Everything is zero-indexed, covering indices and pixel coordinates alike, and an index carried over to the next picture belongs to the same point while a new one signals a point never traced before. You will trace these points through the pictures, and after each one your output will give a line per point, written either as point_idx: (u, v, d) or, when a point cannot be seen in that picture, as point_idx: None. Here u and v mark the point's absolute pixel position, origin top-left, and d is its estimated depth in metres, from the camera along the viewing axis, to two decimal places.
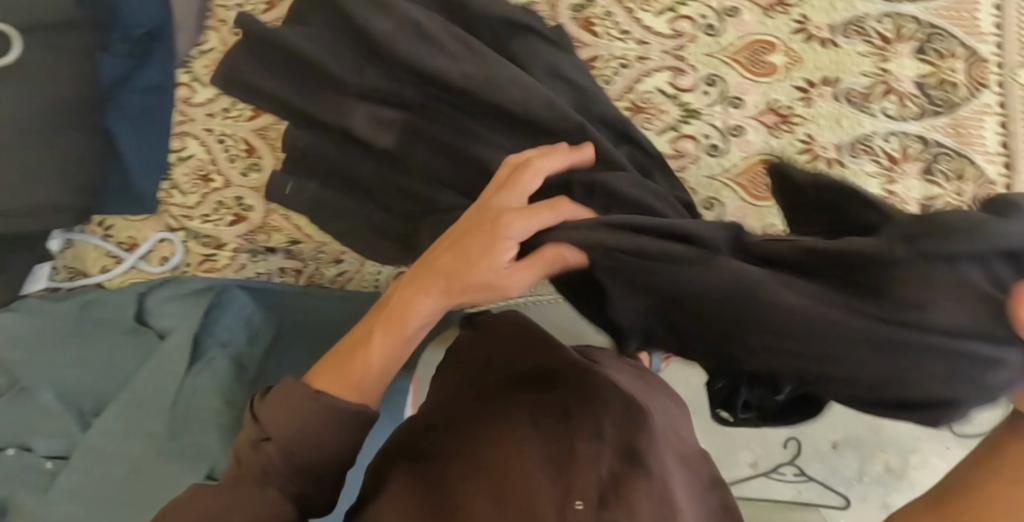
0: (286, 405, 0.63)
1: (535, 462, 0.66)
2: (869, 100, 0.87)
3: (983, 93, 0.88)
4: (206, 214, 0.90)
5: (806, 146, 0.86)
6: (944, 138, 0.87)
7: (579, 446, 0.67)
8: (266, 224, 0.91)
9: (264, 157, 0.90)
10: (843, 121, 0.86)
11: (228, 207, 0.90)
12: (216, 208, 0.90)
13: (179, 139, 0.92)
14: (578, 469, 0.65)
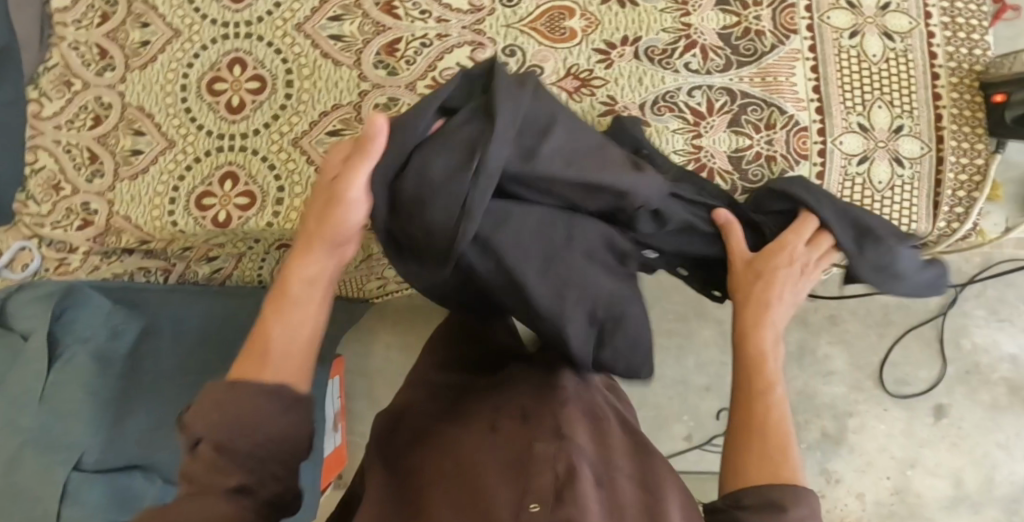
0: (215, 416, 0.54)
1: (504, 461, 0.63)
2: (671, 56, 0.86)
3: (789, 39, 0.86)
4: (58, 221, 0.96)
5: (609, 107, 0.86)
6: (750, 88, 0.86)
7: (536, 448, 0.64)
8: (111, 226, 0.95)
9: (105, 162, 0.95)
10: (645, 79, 0.86)
11: (76, 213, 0.96)
12: (65, 216, 0.96)
13: (32, 153, 0.97)
14: (531, 475, 0.61)
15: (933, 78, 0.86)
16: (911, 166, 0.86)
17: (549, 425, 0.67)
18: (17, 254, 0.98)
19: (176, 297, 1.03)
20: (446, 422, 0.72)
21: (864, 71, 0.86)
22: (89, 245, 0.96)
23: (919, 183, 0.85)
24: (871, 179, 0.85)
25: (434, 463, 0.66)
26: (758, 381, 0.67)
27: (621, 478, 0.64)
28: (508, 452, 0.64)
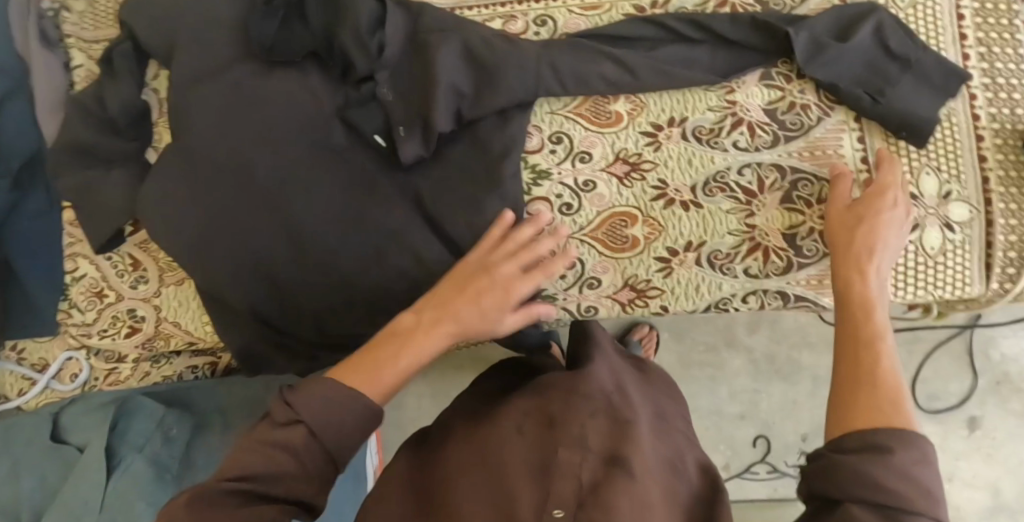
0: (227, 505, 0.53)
1: (529, 451, 0.66)
2: (720, 136, 0.86)
3: (835, 109, 0.87)
4: (105, 329, 0.94)
5: (660, 191, 0.86)
6: (800, 163, 0.86)
7: (559, 455, 0.64)
8: (161, 331, 0.94)
9: (149, 268, 0.94)
10: (693, 160, 0.86)
11: (123, 320, 0.94)
12: (112, 325, 0.94)
13: (71, 261, 0.95)
14: (553, 481, 0.61)
15: (978, 140, 0.87)
16: (961, 231, 0.86)
17: (572, 435, 0.66)
18: (63, 364, 0.96)
19: (221, 389, 1.00)
20: (467, 421, 0.76)
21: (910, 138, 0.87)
22: (138, 351, 0.95)
23: (969, 246, 0.86)
24: (923, 245, 0.86)
25: (459, 458, 0.69)
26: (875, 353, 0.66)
27: (655, 480, 0.64)
28: (533, 454, 0.65)
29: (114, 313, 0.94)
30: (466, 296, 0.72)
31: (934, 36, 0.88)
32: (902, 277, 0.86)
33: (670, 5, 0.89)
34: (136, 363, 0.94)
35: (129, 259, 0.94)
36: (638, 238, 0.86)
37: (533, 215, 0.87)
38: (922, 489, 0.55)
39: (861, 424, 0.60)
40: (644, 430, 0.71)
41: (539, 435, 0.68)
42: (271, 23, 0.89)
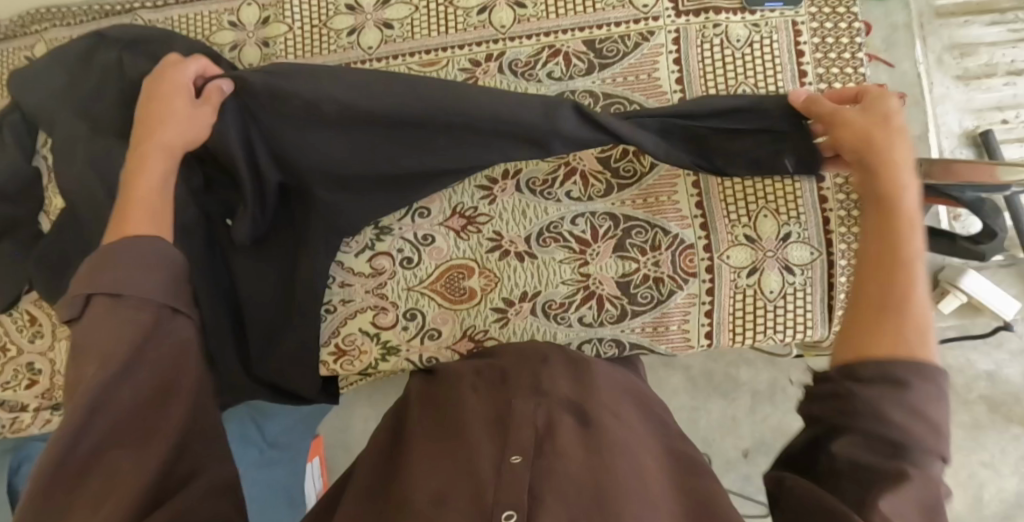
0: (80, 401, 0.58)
1: (482, 411, 0.70)
2: (553, 186, 0.87)
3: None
4: (8, 381, 1.02)
5: (495, 243, 0.88)
6: (633, 211, 0.86)
7: (516, 407, 0.68)
8: (55, 383, 1.01)
9: (43, 325, 1.01)
10: (528, 211, 0.87)
11: (22, 373, 1.02)
12: (12, 377, 1.01)
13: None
14: (512, 431, 0.64)
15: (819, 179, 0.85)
16: (802, 273, 0.85)
17: (527, 388, 0.72)
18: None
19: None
20: (427, 396, 0.78)
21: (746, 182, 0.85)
22: (36, 401, 1.02)
23: (810, 289, 0.85)
24: (762, 290, 0.85)
25: (426, 430, 0.71)
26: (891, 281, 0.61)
27: (609, 429, 0.68)
28: (492, 411, 0.69)
29: (14, 366, 1.01)
30: (184, 119, 0.79)
31: (772, 73, 0.86)
32: (740, 323, 0.85)
33: (505, 57, 0.90)
34: (35, 412, 1.02)
35: (25, 316, 1.01)
36: (476, 289, 0.88)
37: (376, 269, 0.90)
38: (933, 429, 0.53)
39: (876, 350, 0.57)
40: (605, 388, 0.75)
41: (498, 396, 0.72)
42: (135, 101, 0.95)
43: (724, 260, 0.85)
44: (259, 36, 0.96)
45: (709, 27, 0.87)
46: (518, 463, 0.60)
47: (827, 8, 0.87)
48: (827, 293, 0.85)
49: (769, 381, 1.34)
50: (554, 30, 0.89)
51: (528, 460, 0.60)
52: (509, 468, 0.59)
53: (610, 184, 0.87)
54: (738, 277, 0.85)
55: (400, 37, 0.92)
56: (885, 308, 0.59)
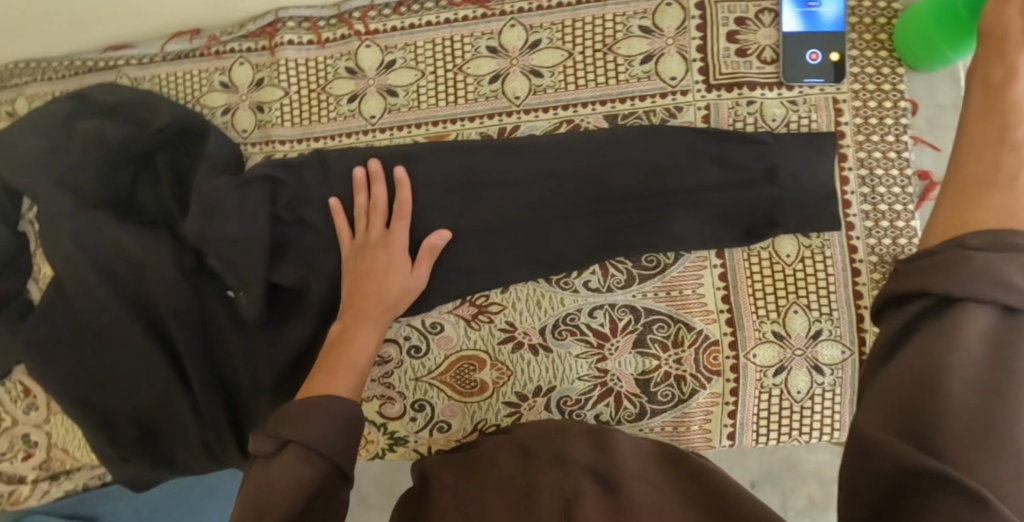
0: (298, 421, 0.67)
1: (502, 481, 0.68)
2: (570, 275, 0.82)
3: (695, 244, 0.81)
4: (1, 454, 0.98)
5: (507, 333, 0.83)
6: (656, 304, 0.81)
7: (540, 480, 0.66)
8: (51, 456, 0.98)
9: (37, 397, 0.98)
10: (542, 301, 0.82)
11: (17, 446, 0.98)
12: (7, 449, 0.98)
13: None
14: (538, 502, 0.62)
15: (854, 274, 0.80)
16: (832, 373, 0.80)
17: (550, 459, 0.70)
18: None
19: (101, 499, 1.04)
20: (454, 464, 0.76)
21: (776, 275, 0.80)
22: (34, 473, 0.99)
23: (840, 388, 0.80)
24: (789, 390, 0.81)
25: (450, 495, 0.69)
26: (969, 266, 0.49)
27: (642, 487, 0.65)
28: (515, 483, 0.67)
29: (8, 439, 0.98)
30: (389, 253, 0.80)
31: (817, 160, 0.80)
32: (764, 425, 0.81)
33: (519, 132, 0.83)
34: (32, 484, 0.99)
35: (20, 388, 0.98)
36: (487, 382, 0.83)
37: (382, 356, 0.85)
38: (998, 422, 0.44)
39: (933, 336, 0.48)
40: (627, 448, 0.73)
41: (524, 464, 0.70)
42: (123, 175, 0.90)
43: (750, 359, 0.80)
44: (253, 99, 0.89)
45: (742, 104, 0.81)
46: None
47: (871, 84, 0.80)
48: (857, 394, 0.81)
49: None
50: (573, 103, 0.83)
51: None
52: None
53: (630, 272, 0.81)
54: (765, 377, 0.81)
55: (406, 106, 0.85)
56: (969, 319, 0.48)
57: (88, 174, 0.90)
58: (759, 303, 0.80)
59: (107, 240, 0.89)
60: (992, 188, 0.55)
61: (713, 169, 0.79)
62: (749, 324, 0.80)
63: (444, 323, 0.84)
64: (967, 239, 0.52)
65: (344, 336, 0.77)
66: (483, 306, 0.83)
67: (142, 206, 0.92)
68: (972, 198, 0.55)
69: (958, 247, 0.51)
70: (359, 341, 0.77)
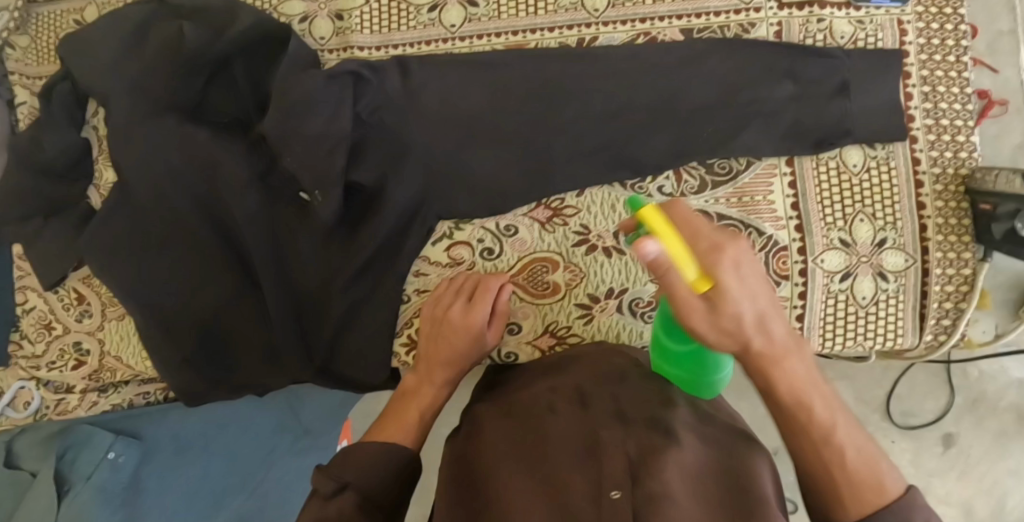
0: (362, 463, 0.70)
1: (562, 429, 0.65)
2: (644, 181, 0.84)
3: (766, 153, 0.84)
4: (53, 362, 0.98)
5: (581, 237, 0.85)
6: (728, 210, 0.84)
7: (602, 432, 0.63)
8: (105, 366, 0.97)
9: (92, 303, 0.97)
10: (616, 206, 0.84)
11: (69, 353, 0.98)
12: (59, 357, 0.98)
13: (21, 294, 0.98)
14: (606, 458, 0.59)
15: (917, 186, 0.83)
16: (895, 280, 0.83)
17: (608, 411, 0.66)
18: (17, 393, 1.00)
19: (174, 415, 1.04)
20: (498, 410, 0.72)
21: (844, 185, 0.83)
22: (84, 383, 0.99)
23: (903, 296, 0.83)
24: (855, 296, 0.83)
25: (501, 443, 0.66)
26: (792, 385, 0.62)
27: (699, 446, 0.63)
28: (575, 431, 0.64)
29: (62, 345, 0.97)
30: (467, 330, 0.80)
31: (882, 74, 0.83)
32: (831, 329, 0.84)
33: (598, 43, 0.87)
34: (82, 393, 1.00)
35: (77, 292, 0.97)
36: (560, 284, 0.85)
37: (454, 259, 0.86)
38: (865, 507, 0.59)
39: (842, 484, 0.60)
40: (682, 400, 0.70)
41: (580, 412, 0.67)
42: (196, 79, 0.90)
43: (818, 265, 0.83)
44: (332, 7, 0.91)
45: (812, 22, 0.85)
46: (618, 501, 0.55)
47: (934, 8, 0.85)
48: (920, 301, 0.84)
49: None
50: (650, 16, 0.86)
51: (629, 494, 0.56)
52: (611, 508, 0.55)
53: (703, 179, 0.84)
54: (831, 283, 0.83)
55: (486, 16, 0.88)
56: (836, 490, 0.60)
57: (161, 76, 0.90)
58: (826, 210, 0.83)
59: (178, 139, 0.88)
60: (749, 314, 0.58)
61: (787, 80, 0.83)
62: (816, 231, 0.83)
63: (518, 226, 0.85)
64: (774, 357, 0.61)
65: (412, 386, 0.80)
66: (559, 210, 0.85)
67: (214, 112, 0.91)
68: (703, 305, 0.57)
69: (779, 359, 0.61)
70: (427, 388, 0.79)
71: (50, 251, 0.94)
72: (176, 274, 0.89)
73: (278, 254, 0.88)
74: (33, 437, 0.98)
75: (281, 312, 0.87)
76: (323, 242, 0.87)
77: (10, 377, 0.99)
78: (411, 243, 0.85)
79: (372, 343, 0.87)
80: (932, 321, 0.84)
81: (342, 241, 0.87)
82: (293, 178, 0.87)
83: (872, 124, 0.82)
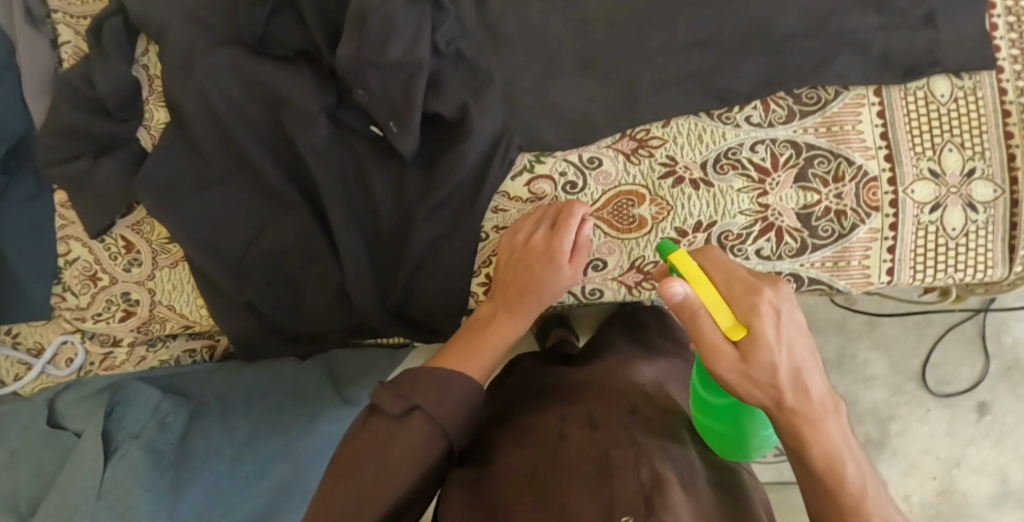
0: (432, 386, 0.69)
1: (575, 455, 0.71)
2: (731, 111, 0.82)
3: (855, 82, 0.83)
4: (99, 314, 0.93)
5: (668, 168, 0.82)
6: (816, 140, 0.82)
7: (614, 456, 0.70)
8: (158, 316, 0.93)
9: (142, 252, 0.91)
10: (703, 136, 0.82)
11: (117, 304, 0.93)
12: (106, 309, 0.93)
13: (62, 244, 0.92)
14: (619, 483, 0.66)
15: (1005, 116, 0.82)
16: (985, 211, 0.82)
17: (621, 435, 0.73)
18: (60, 348, 0.95)
19: (219, 377, 0.98)
20: (513, 432, 0.79)
21: (932, 114, 0.82)
22: (133, 336, 0.95)
23: (993, 227, 0.82)
24: (944, 227, 0.82)
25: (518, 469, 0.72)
26: (823, 443, 0.62)
27: (690, 477, 0.71)
28: (588, 457, 0.71)
29: (110, 295, 0.92)
30: (551, 257, 0.78)
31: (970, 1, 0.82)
32: (920, 260, 0.83)
33: None
34: (130, 346, 0.96)
35: (127, 237, 0.91)
36: (645, 218, 0.82)
37: (535, 194, 0.84)
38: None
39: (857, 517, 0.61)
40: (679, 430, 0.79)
41: (593, 435, 0.74)
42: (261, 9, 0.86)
43: (908, 196, 0.82)
44: None
45: None
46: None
47: None
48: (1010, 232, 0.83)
49: (840, 349, 1.32)
50: None
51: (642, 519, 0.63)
52: None
53: (789, 109, 0.82)
54: (922, 213, 0.82)
55: None
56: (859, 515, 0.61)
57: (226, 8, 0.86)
58: (915, 140, 0.82)
59: (243, 71, 0.85)
60: (783, 373, 0.60)
61: (874, 8, 0.82)
62: (905, 162, 0.82)
63: (603, 158, 0.83)
64: (813, 416, 0.61)
65: (489, 319, 0.79)
66: (644, 141, 0.83)
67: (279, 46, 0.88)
68: (751, 350, 0.59)
69: (808, 424, 0.62)
70: (502, 329, 0.78)
71: (99, 192, 0.88)
72: (245, 212, 0.87)
73: (353, 191, 0.86)
74: (79, 394, 0.92)
75: (355, 248, 0.85)
76: (398, 178, 0.85)
77: (53, 330, 0.94)
78: (490, 177, 0.82)
79: (451, 279, 0.85)
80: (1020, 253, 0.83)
81: (418, 176, 0.85)
82: (367, 111, 0.84)
83: (960, 51, 0.81)
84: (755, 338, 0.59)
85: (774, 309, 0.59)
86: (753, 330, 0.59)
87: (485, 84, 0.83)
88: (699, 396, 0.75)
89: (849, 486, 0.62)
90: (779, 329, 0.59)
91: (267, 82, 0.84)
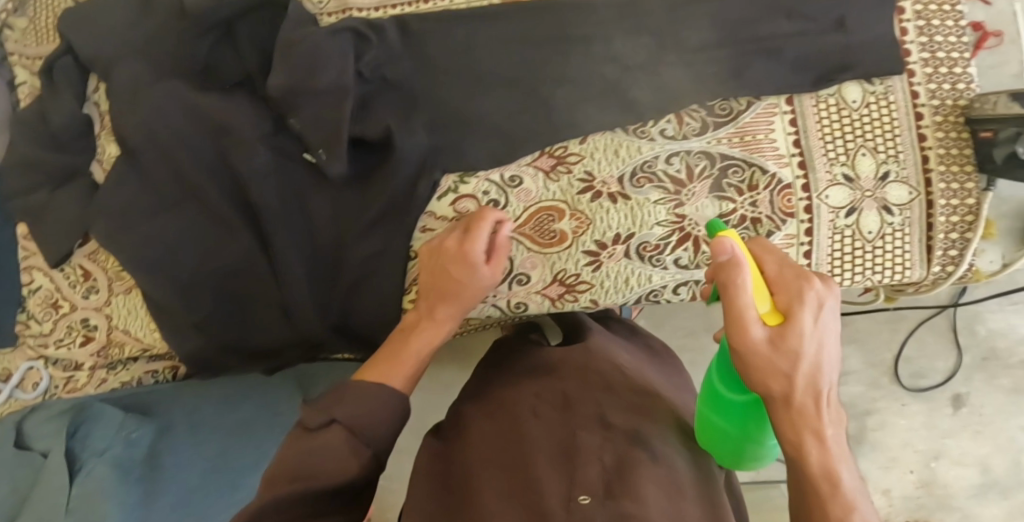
0: (348, 400, 0.73)
1: (544, 434, 0.73)
2: (646, 125, 0.85)
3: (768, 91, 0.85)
4: (61, 340, 0.98)
5: (587, 183, 0.85)
6: (730, 149, 0.84)
7: (580, 438, 0.72)
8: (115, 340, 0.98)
9: (99, 279, 0.97)
10: (620, 151, 0.85)
11: (77, 329, 0.98)
12: (67, 334, 0.97)
13: (26, 274, 0.97)
14: (582, 466, 0.69)
15: (918, 118, 0.84)
16: (900, 213, 0.84)
17: (591, 416, 0.75)
18: (25, 373, 0.98)
19: (186, 393, 0.98)
20: (486, 406, 0.80)
21: (845, 119, 0.84)
22: (93, 360, 0.98)
23: (909, 229, 0.84)
24: (860, 230, 0.84)
25: (490, 452, 0.73)
26: (815, 437, 0.61)
27: (662, 450, 0.73)
28: (556, 437, 0.73)
29: (70, 321, 0.97)
30: (463, 261, 0.80)
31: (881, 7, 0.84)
32: (839, 264, 0.84)
33: None
34: (91, 370, 0.98)
35: (85, 266, 0.96)
36: (566, 232, 0.85)
37: (460, 213, 0.87)
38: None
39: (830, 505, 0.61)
40: (654, 402, 0.80)
41: (565, 414, 0.75)
42: (200, 45, 0.91)
43: (823, 201, 0.83)
44: None
45: None
46: (587, 505, 0.66)
47: None
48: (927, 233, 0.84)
49: None
50: None
51: (598, 501, 0.66)
52: (581, 509, 0.65)
53: (704, 120, 0.85)
54: (838, 218, 0.84)
55: None
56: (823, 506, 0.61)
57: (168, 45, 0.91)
58: (829, 146, 0.84)
59: (183, 102, 0.89)
60: (804, 367, 0.60)
61: (783, 18, 0.84)
62: (819, 168, 0.84)
63: (523, 176, 0.86)
64: (817, 410, 0.61)
65: (411, 326, 0.82)
66: (563, 159, 0.86)
67: (219, 78, 0.92)
68: (782, 334, 0.59)
69: (805, 413, 0.61)
70: (426, 336, 0.81)
71: (59, 222, 0.93)
72: (191, 238, 0.91)
73: (290, 212, 0.89)
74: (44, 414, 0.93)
75: (290, 270, 0.88)
76: (332, 200, 0.89)
77: (20, 355, 0.98)
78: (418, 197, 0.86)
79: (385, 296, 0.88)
80: (938, 253, 0.84)
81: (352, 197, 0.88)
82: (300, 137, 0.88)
83: (871, 56, 0.83)
84: (793, 323, 0.59)
85: (819, 304, 0.60)
86: (795, 317, 0.59)
87: (410, 107, 0.86)
88: (711, 385, 0.70)
89: (826, 469, 0.61)
90: (819, 325, 0.60)
91: (208, 113, 0.89)
